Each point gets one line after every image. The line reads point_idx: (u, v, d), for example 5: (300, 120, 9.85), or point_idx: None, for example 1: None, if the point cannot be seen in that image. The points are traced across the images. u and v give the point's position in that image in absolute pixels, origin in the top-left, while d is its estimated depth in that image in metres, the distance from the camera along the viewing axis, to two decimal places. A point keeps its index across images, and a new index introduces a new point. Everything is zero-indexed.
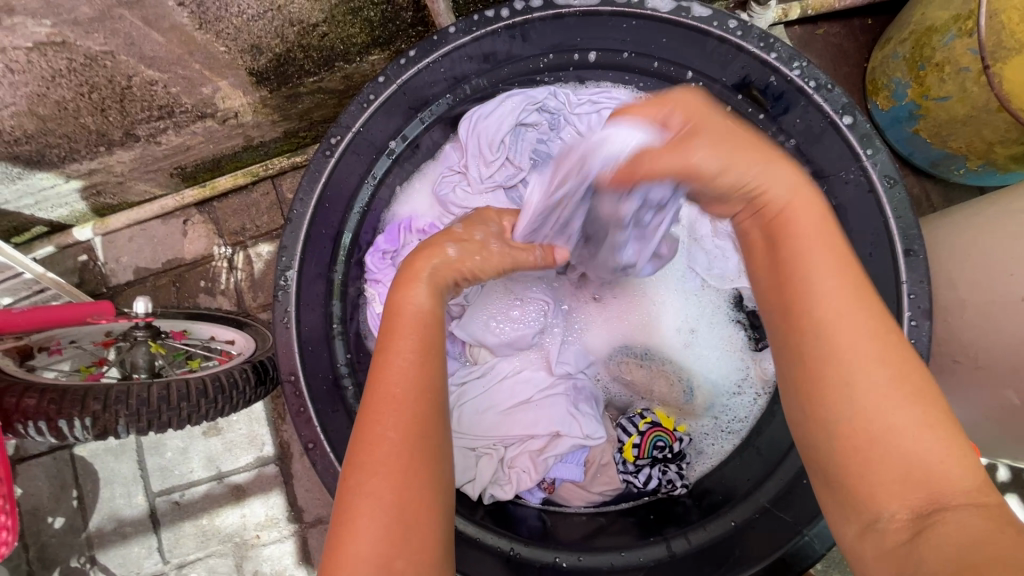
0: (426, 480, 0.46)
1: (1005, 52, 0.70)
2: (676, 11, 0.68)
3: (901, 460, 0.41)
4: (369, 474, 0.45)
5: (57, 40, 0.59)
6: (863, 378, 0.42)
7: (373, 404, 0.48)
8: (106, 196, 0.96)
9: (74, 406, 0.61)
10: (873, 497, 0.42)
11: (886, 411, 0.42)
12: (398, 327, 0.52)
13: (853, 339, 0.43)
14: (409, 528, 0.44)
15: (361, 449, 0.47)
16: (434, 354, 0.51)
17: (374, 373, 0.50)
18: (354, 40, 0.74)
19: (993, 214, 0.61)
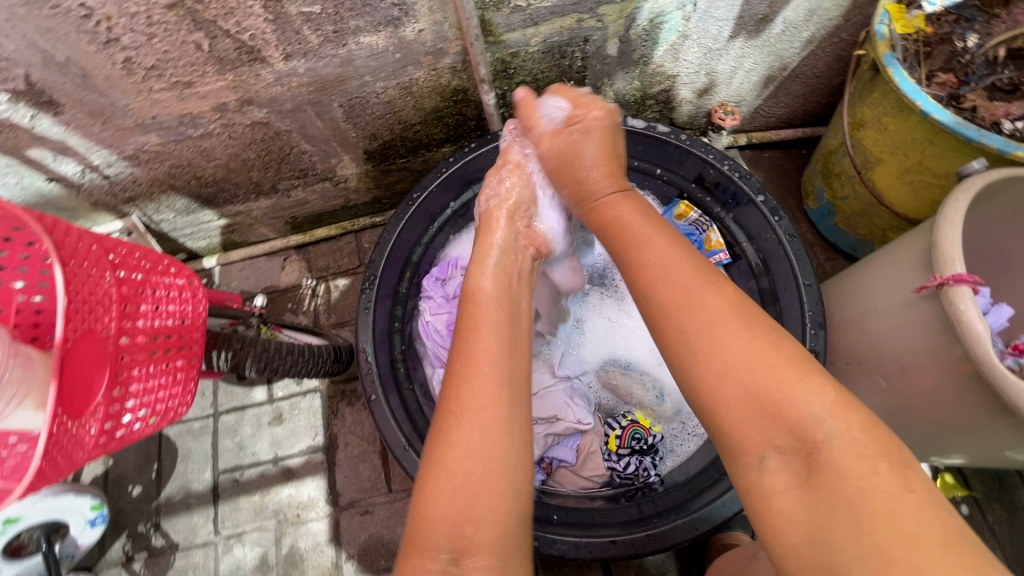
0: (504, 451, 0.57)
1: (872, 163, 1.00)
2: (646, 128, 1.04)
3: (761, 392, 0.48)
4: (449, 430, 0.58)
5: (264, 122, 0.97)
6: (716, 338, 0.51)
7: (465, 367, 0.63)
8: (236, 235, 1.31)
9: (226, 342, 0.85)
10: (760, 445, 0.47)
11: (749, 357, 0.49)
12: (480, 311, 0.70)
13: (704, 308, 0.53)
14: (486, 482, 0.55)
15: (449, 416, 0.60)
16: (501, 332, 0.68)
17: (459, 350, 0.66)
18: (435, 136, 1.12)
19: (862, 263, 0.89)
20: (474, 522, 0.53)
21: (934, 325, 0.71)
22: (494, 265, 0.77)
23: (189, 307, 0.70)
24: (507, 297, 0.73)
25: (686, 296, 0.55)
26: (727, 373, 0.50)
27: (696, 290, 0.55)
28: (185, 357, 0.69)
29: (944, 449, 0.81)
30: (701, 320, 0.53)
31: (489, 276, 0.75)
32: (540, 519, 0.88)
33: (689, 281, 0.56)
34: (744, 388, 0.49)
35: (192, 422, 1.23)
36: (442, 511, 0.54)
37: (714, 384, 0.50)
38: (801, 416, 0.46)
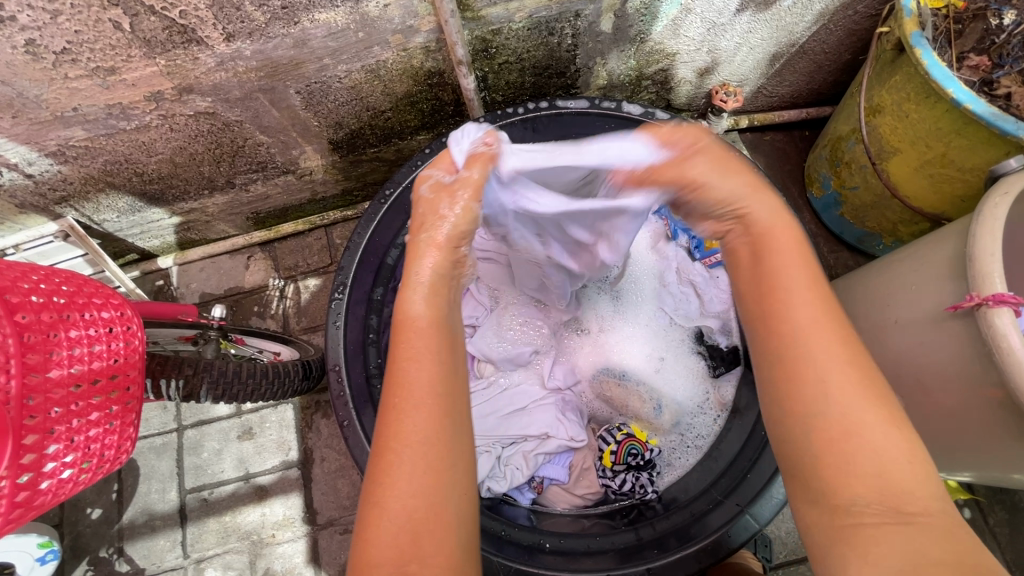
0: (449, 482, 0.51)
1: (887, 154, 0.92)
2: (643, 114, 0.94)
3: (851, 454, 0.47)
4: (381, 483, 0.50)
5: (210, 111, 0.85)
6: (834, 377, 0.49)
7: (390, 414, 0.52)
8: (192, 232, 1.19)
9: (175, 369, 0.75)
10: (846, 490, 0.47)
11: (863, 419, 0.48)
12: (410, 333, 0.56)
13: (813, 341, 0.51)
14: (423, 531, 0.49)
15: (380, 450, 0.52)
16: (439, 359, 0.55)
17: (394, 378, 0.54)
18: (408, 123, 1.01)
19: (885, 262, 0.81)
20: (419, 561, 0.48)
21: (967, 347, 0.64)
22: (431, 276, 0.59)
23: (119, 343, 0.60)
24: (443, 316, 0.58)
25: (795, 329, 0.51)
26: (836, 412, 0.48)
27: (811, 315, 0.52)
28: (120, 403, 0.60)
29: (960, 470, 0.76)
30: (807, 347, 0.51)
31: (424, 291, 0.58)
32: (531, 548, 0.82)
33: (807, 308, 0.52)
34: (845, 429, 0.48)
35: (154, 438, 1.13)
36: (385, 550, 0.48)
37: (821, 413, 0.49)
38: (890, 462, 0.47)
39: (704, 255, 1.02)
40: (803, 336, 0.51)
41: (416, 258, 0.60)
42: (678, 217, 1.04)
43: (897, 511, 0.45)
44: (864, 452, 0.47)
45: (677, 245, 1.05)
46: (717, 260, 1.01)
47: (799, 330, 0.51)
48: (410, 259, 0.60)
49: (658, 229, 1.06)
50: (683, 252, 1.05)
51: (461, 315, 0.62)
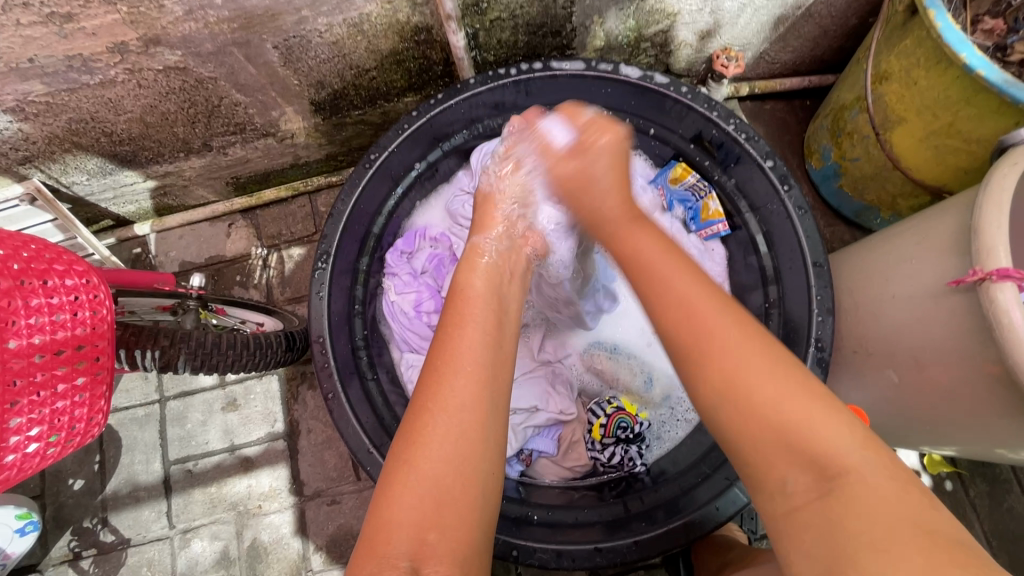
0: (479, 455, 0.54)
1: (891, 123, 0.88)
2: (642, 77, 0.88)
3: (780, 432, 0.49)
4: (414, 444, 0.54)
5: (181, 66, 0.79)
6: (728, 364, 0.53)
7: (433, 380, 0.58)
8: (169, 197, 1.14)
9: (150, 340, 0.73)
10: (775, 469, 0.49)
11: (779, 399, 0.50)
12: (467, 309, 0.65)
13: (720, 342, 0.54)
14: (449, 496, 0.52)
15: (419, 412, 0.56)
16: (488, 333, 0.63)
17: (441, 345, 0.61)
18: (395, 84, 0.95)
19: (879, 238, 0.80)
20: (439, 529, 0.50)
21: (965, 323, 0.63)
22: (486, 263, 0.72)
23: (85, 312, 0.56)
24: (497, 300, 0.67)
25: (690, 330, 0.56)
26: (733, 399, 0.52)
27: (708, 309, 0.57)
28: (88, 373, 0.57)
29: (945, 444, 0.77)
30: (703, 341, 0.55)
31: (481, 274, 0.70)
32: (519, 520, 0.81)
33: (693, 300, 0.57)
34: (745, 408, 0.51)
35: (135, 409, 1.11)
36: (407, 513, 0.51)
37: (717, 404, 0.53)
38: (807, 432, 0.49)
39: (699, 226, 1.01)
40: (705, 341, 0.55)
41: (473, 254, 0.73)
42: (674, 187, 1.01)
43: (822, 481, 0.47)
44: (772, 428, 0.50)
45: (672, 217, 1.04)
46: (712, 233, 1.00)
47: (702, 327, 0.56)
48: (469, 255, 0.73)
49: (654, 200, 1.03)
50: (679, 223, 1.04)
51: (509, 298, 0.70)
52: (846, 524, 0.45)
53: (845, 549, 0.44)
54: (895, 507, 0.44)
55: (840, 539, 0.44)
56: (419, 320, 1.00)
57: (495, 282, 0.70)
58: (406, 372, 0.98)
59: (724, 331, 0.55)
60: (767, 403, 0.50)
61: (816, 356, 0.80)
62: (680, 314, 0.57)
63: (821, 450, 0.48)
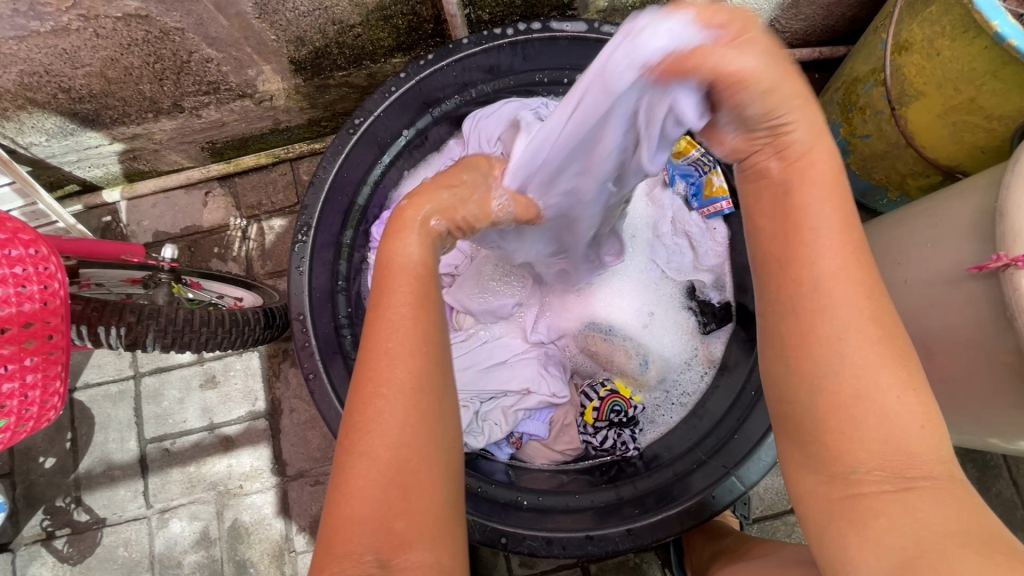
0: (434, 433, 0.47)
1: (908, 98, 0.84)
2: None
3: (878, 424, 0.43)
4: (361, 432, 0.45)
5: (143, 14, 0.72)
6: (851, 341, 0.44)
7: (369, 363, 0.47)
8: (139, 162, 1.07)
9: (114, 315, 0.67)
10: (851, 456, 0.44)
11: (883, 383, 0.44)
12: (393, 280, 0.49)
13: (842, 316, 0.44)
14: (412, 482, 0.46)
15: (358, 396, 0.47)
16: (425, 305, 0.49)
17: (372, 324, 0.48)
18: (382, 43, 0.88)
19: (903, 214, 0.76)
20: (405, 516, 0.45)
21: (982, 311, 0.60)
22: (421, 228, 0.52)
23: (33, 286, 0.51)
24: (431, 263, 0.51)
25: (816, 293, 0.45)
26: (844, 380, 0.44)
27: (839, 272, 0.45)
28: (40, 353, 0.53)
29: (948, 431, 0.75)
30: (831, 304, 0.44)
31: (417, 239, 0.51)
32: (508, 505, 0.78)
33: (834, 256, 0.45)
34: (851, 391, 0.44)
35: (108, 385, 1.06)
36: (367, 505, 0.45)
37: (818, 382, 0.45)
38: (899, 423, 0.43)
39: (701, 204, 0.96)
40: (827, 318, 0.44)
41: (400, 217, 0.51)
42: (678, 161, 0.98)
43: (897, 477, 0.43)
44: (872, 415, 0.43)
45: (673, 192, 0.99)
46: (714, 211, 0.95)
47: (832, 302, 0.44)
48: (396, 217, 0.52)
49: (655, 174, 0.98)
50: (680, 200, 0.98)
51: (448, 261, 0.53)
52: (927, 523, 0.41)
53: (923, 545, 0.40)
54: (964, 515, 0.41)
55: (915, 537, 0.41)
56: None
57: (437, 249, 0.52)
58: None
59: (862, 307, 0.44)
60: (877, 391, 0.43)
61: None
62: (811, 277, 0.45)
63: (905, 449, 0.43)
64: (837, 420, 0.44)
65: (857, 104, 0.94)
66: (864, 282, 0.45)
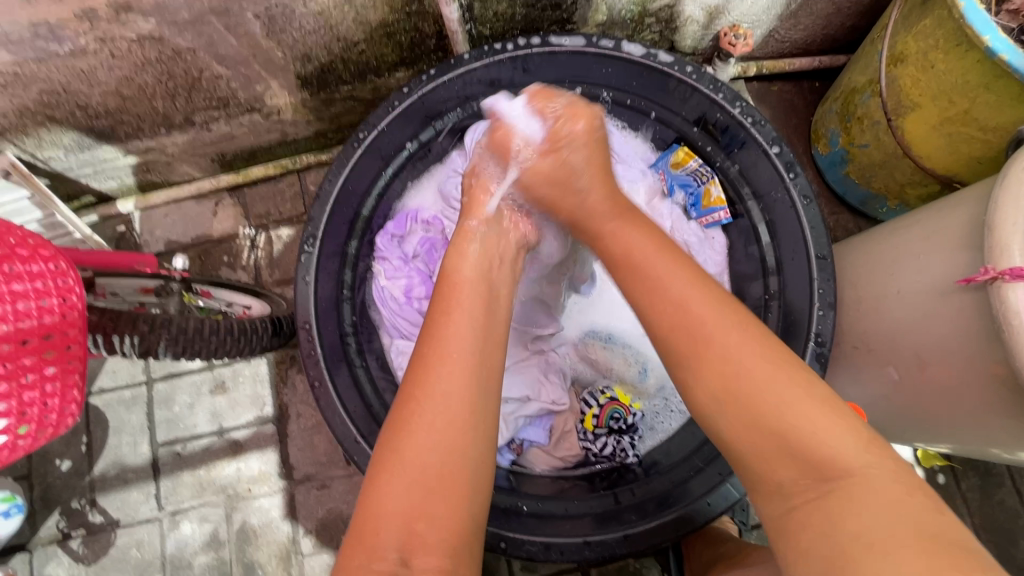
0: (468, 441, 0.53)
1: (904, 109, 0.85)
2: (645, 55, 0.84)
3: (786, 430, 0.50)
4: (402, 433, 0.53)
5: (156, 36, 0.75)
6: (730, 362, 0.53)
7: (420, 369, 0.55)
8: (153, 173, 1.10)
9: (129, 325, 0.70)
10: (771, 471, 0.51)
11: (783, 395, 0.51)
12: (457, 297, 0.61)
13: (722, 343, 0.54)
14: (438, 485, 0.51)
15: (407, 397, 0.54)
16: (478, 318, 0.59)
17: (428, 331, 0.58)
18: (386, 58, 0.91)
19: (891, 226, 0.77)
20: (429, 519, 0.50)
21: (972, 322, 0.61)
22: (475, 249, 0.67)
23: (52, 300, 0.54)
24: (489, 282, 0.64)
25: (687, 326, 0.56)
26: (733, 403, 0.52)
27: (708, 311, 0.56)
28: (58, 363, 0.55)
29: (942, 441, 0.75)
30: (702, 341, 0.55)
31: (472, 259, 0.65)
32: (508, 511, 0.80)
33: (695, 295, 0.57)
34: (742, 408, 0.52)
35: (122, 390, 1.09)
36: (395, 504, 0.50)
37: (720, 414, 0.53)
38: (813, 430, 0.49)
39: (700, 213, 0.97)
40: (710, 349, 0.54)
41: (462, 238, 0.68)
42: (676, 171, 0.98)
43: (821, 481, 0.49)
44: (774, 425, 0.50)
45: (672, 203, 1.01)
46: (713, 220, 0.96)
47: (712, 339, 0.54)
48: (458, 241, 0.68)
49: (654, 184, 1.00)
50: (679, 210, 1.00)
51: (504, 282, 0.66)
52: (843, 525, 0.46)
53: (842, 547, 0.45)
54: (892, 509, 0.45)
55: (835, 542, 0.46)
56: (410, 306, 0.97)
57: (489, 267, 0.65)
58: (396, 358, 0.96)
59: (735, 337, 0.54)
60: (771, 403, 0.51)
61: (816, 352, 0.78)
62: (683, 318, 0.56)
63: (822, 449, 0.49)
64: (746, 433, 0.52)
65: (857, 113, 0.94)
66: (720, 303, 0.57)
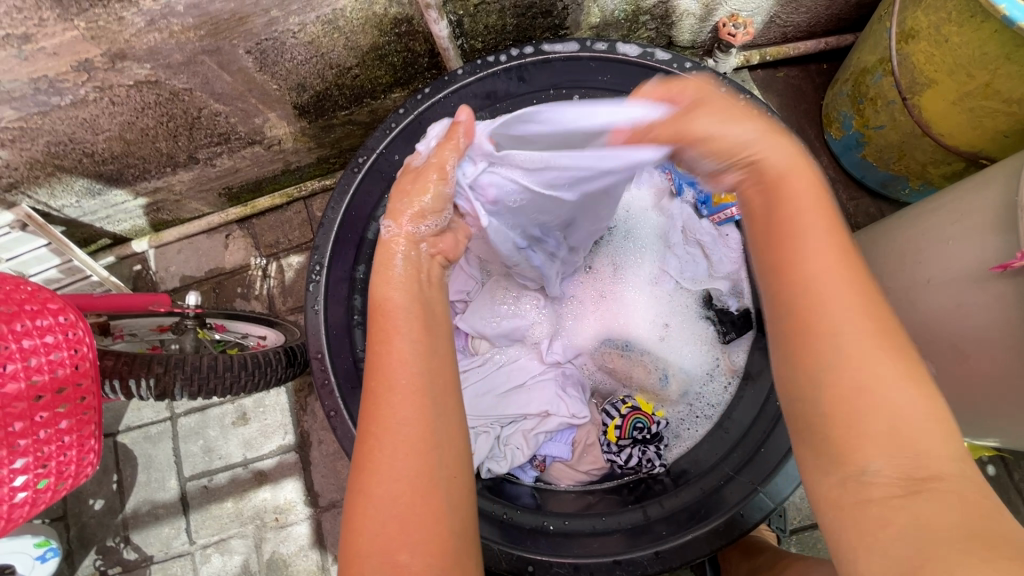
0: (435, 464, 0.50)
1: (920, 86, 0.81)
2: (641, 55, 0.83)
3: (901, 441, 0.43)
4: (366, 468, 0.49)
5: (152, 80, 0.76)
6: (881, 372, 0.44)
7: (370, 400, 0.51)
8: (163, 212, 1.12)
9: (143, 367, 0.71)
10: (859, 453, 0.43)
11: (888, 394, 0.44)
12: (391, 319, 0.55)
13: (846, 324, 0.45)
14: (416, 514, 0.48)
15: (364, 435, 0.51)
16: (419, 341, 0.54)
17: (371, 363, 0.53)
18: (380, 80, 0.90)
19: (931, 204, 0.72)
20: (408, 548, 0.47)
21: (1013, 309, 0.58)
22: (401, 272, 0.58)
23: (63, 353, 0.54)
24: (422, 301, 0.57)
25: (833, 312, 0.46)
26: (843, 389, 0.44)
27: (839, 284, 0.47)
28: (73, 416, 0.56)
29: (992, 435, 0.71)
30: (819, 315, 0.46)
31: (401, 284, 0.57)
32: (534, 531, 0.78)
33: (829, 275, 0.47)
34: (841, 388, 0.45)
35: (148, 427, 1.11)
36: (371, 538, 0.48)
37: (818, 389, 0.46)
38: (918, 440, 0.43)
39: (712, 211, 0.94)
40: (827, 336, 0.45)
41: (384, 259, 0.59)
42: (683, 169, 0.94)
43: (909, 480, 0.42)
44: (868, 407, 0.44)
45: (682, 201, 0.97)
46: (727, 217, 0.93)
47: (819, 317, 0.46)
48: (380, 262, 0.59)
49: (661, 185, 0.98)
50: (689, 208, 0.96)
51: (437, 298, 0.59)
52: (928, 528, 0.40)
53: (924, 541, 0.39)
54: (974, 506, 0.40)
55: (923, 539, 0.40)
56: None
57: (424, 288, 0.59)
58: None
59: (857, 315, 0.45)
60: (880, 395, 0.44)
61: None
62: (810, 288, 0.47)
63: (919, 446, 0.43)
64: (829, 425, 0.45)
65: (870, 91, 0.90)
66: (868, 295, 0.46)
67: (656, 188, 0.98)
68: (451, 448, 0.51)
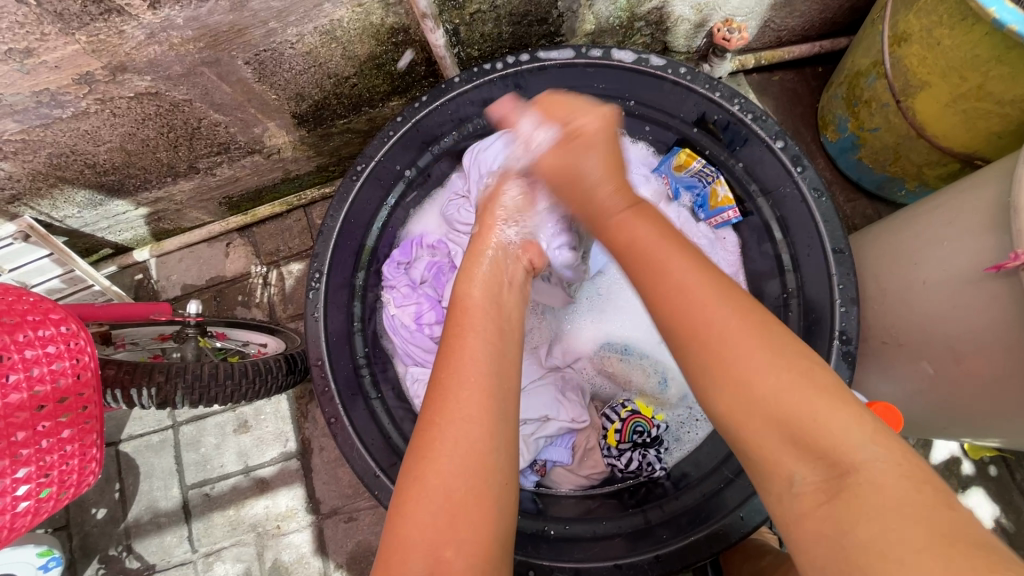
0: (492, 465, 0.51)
1: (913, 89, 0.82)
2: (637, 61, 0.83)
3: (802, 435, 0.44)
4: (423, 459, 0.51)
5: (153, 91, 0.77)
6: (756, 372, 0.47)
7: (436, 394, 0.54)
8: (165, 222, 1.13)
9: (145, 376, 0.71)
10: (781, 466, 0.45)
11: (785, 392, 0.45)
12: (473, 321, 0.60)
13: (721, 332, 0.49)
14: (465, 511, 0.48)
15: (425, 428, 0.53)
16: (491, 344, 0.58)
17: (445, 358, 0.57)
18: (378, 89, 0.91)
19: (926, 207, 0.71)
20: (455, 545, 0.47)
21: (1008, 309, 0.58)
22: (484, 271, 0.67)
23: (65, 362, 0.55)
24: (498, 308, 0.63)
25: (715, 317, 0.49)
26: (739, 386, 0.47)
27: (703, 291, 0.51)
28: (75, 425, 0.56)
29: (993, 436, 0.70)
30: (701, 325, 0.50)
31: (481, 283, 0.65)
32: (535, 536, 0.78)
33: (695, 284, 0.52)
34: (742, 391, 0.47)
35: (150, 436, 1.11)
36: (419, 533, 0.48)
37: (716, 399, 0.48)
38: (827, 432, 0.43)
39: (709, 214, 0.95)
40: (715, 342, 0.49)
41: (474, 258, 0.69)
42: (680, 174, 0.95)
43: (835, 474, 0.42)
44: (795, 414, 0.44)
45: (679, 205, 0.99)
46: (722, 220, 0.93)
47: (710, 323, 0.49)
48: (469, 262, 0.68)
49: (659, 189, 0.97)
50: (686, 212, 0.99)
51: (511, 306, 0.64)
52: (860, 523, 0.40)
53: (852, 546, 0.39)
54: (911, 505, 0.39)
55: (851, 542, 0.40)
56: (422, 333, 0.96)
57: (497, 291, 0.65)
58: (412, 386, 0.94)
59: (729, 321, 0.49)
60: (765, 390, 0.46)
61: (841, 350, 0.75)
62: (683, 303, 0.51)
63: (825, 440, 0.43)
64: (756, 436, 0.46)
65: (865, 93, 0.90)
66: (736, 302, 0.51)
67: (654, 192, 0.97)
68: (508, 453, 0.52)
